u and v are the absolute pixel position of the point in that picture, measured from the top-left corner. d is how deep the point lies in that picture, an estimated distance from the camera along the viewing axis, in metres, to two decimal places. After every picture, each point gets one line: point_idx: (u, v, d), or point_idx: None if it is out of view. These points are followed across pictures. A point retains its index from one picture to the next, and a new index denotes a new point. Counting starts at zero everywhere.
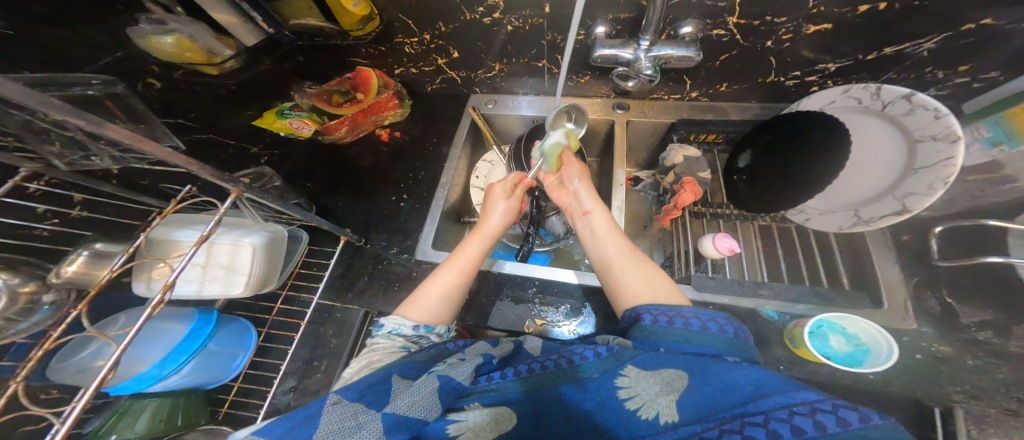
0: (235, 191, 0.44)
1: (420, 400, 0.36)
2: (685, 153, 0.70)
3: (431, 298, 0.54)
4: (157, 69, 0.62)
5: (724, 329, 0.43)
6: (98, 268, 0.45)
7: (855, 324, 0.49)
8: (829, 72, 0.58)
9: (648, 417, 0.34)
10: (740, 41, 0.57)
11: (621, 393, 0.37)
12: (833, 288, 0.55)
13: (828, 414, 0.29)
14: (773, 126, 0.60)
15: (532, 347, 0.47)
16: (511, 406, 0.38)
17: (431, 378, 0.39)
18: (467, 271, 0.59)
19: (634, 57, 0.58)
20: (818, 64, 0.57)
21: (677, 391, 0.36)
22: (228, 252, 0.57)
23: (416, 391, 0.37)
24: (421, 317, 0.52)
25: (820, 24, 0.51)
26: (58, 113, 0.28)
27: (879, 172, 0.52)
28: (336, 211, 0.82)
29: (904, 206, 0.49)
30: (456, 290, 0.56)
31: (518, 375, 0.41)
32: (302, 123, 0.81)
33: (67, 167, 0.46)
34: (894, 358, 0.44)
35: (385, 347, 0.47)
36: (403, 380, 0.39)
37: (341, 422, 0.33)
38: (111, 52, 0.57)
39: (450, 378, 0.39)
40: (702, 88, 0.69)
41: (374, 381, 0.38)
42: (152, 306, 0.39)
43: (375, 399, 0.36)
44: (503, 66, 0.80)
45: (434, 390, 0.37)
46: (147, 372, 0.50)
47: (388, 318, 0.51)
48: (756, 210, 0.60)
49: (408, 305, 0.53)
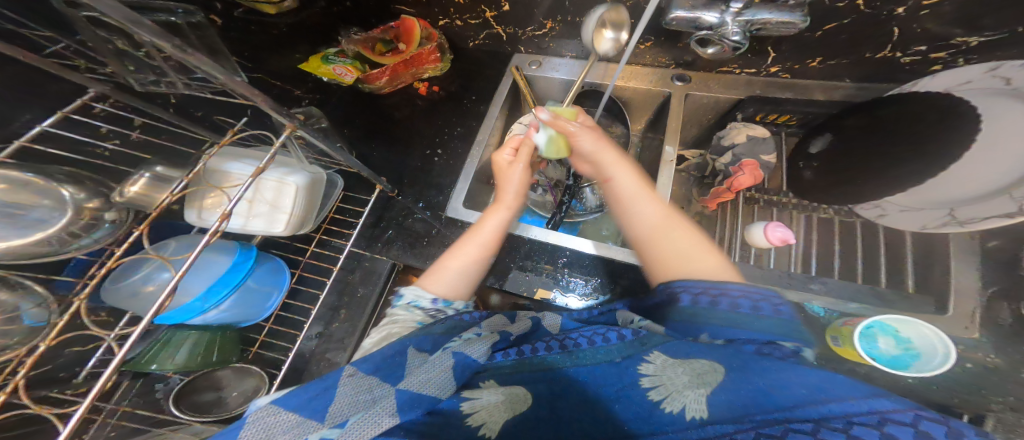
0: (290, 126, 0.43)
1: (433, 377, 0.34)
2: (749, 132, 0.64)
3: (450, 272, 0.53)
4: (220, 6, 0.63)
5: (777, 310, 0.40)
6: (157, 192, 0.45)
7: (911, 327, 0.45)
8: (968, 49, 0.48)
9: (673, 410, 0.29)
10: (861, 8, 0.50)
11: (643, 381, 0.33)
12: (892, 289, 0.52)
13: (903, 427, 0.23)
14: (868, 110, 0.55)
15: (550, 324, 0.48)
16: (524, 385, 0.36)
17: (444, 355, 0.37)
18: (487, 245, 0.58)
19: (718, 21, 0.53)
20: (952, 39, 0.48)
21: (709, 385, 0.31)
22: (273, 189, 0.57)
23: (429, 368, 0.34)
24: (438, 289, 0.51)
25: None
26: (145, 34, 0.26)
27: (1000, 163, 0.43)
28: (371, 161, 0.81)
29: (1018, 210, 0.42)
30: (477, 263, 0.56)
31: (534, 353, 0.40)
32: (346, 69, 0.80)
33: (138, 89, 0.51)
34: (949, 366, 0.41)
35: (405, 321, 0.46)
36: (419, 354, 0.37)
37: (356, 396, 0.31)
38: None
39: (463, 355, 0.37)
40: (786, 61, 0.64)
41: (391, 354, 0.37)
42: (211, 234, 0.38)
43: (389, 374, 0.34)
44: (556, 24, 0.74)
45: (448, 367, 0.35)
46: (191, 304, 0.51)
47: (407, 289, 0.51)
48: (831, 201, 0.56)
49: (427, 278, 0.53)
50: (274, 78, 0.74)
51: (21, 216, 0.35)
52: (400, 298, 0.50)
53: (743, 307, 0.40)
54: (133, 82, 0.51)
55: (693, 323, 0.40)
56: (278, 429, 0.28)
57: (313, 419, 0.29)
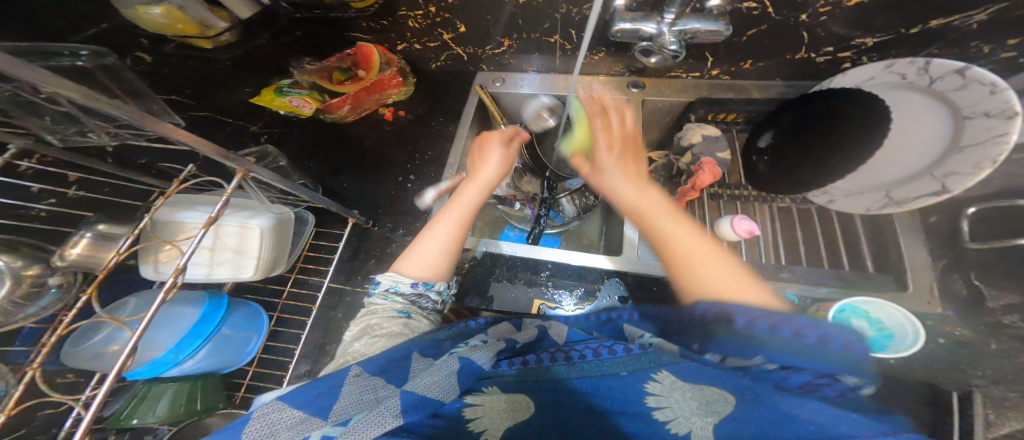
0: (241, 170, 0.42)
1: (437, 381, 0.33)
2: (703, 132, 0.68)
3: (427, 249, 0.52)
4: (146, 42, 0.62)
5: (826, 339, 0.34)
6: (103, 251, 0.45)
7: (880, 309, 0.47)
8: (866, 48, 0.56)
9: (676, 431, 0.27)
10: (772, 15, 0.55)
11: (648, 401, 0.31)
12: (854, 270, 0.55)
13: None
14: (801, 104, 0.59)
15: (556, 334, 0.46)
16: (528, 394, 0.35)
17: (450, 359, 0.36)
18: (463, 222, 0.55)
19: (657, 31, 0.56)
20: (853, 40, 0.55)
21: (718, 414, 0.29)
22: (235, 234, 0.55)
23: (436, 371, 0.34)
24: (413, 269, 0.50)
25: None
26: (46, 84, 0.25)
27: (919, 149, 0.49)
28: (342, 192, 0.80)
29: (942, 187, 0.47)
30: (450, 240, 0.53)
31: (540, 364, 0.39)
32: (303, 101, 0.79)
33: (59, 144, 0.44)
34: (920, 345, 0.44)
35: (382, 310, 0.48)
36: (422, 359, 0.37)
37: (359, 395, 0.30)
38: (95, 23, 0.57)
39: (469, 361, 0.36)
40: (724, 65, 0.68)
41: (395, 357, 0.37)
42: (167, 290, 0.37)
43: (394, 375, 0.34)
44: (513, 41, 0.75)
45: (452, 372, 0.34)
46: (164, 357, 0.49)
47: (384, 275, 0.50)
48: (778, 190, 0.60)
49: (405, 261, 0.52)
50: (222, 115, 0.73)
51: None
52: (375, 286, 0.50)
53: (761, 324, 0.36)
54: (50, 136, 0.43)
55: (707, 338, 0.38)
56: (282, 426, 0.27)
57: (317, 416, 0.28)
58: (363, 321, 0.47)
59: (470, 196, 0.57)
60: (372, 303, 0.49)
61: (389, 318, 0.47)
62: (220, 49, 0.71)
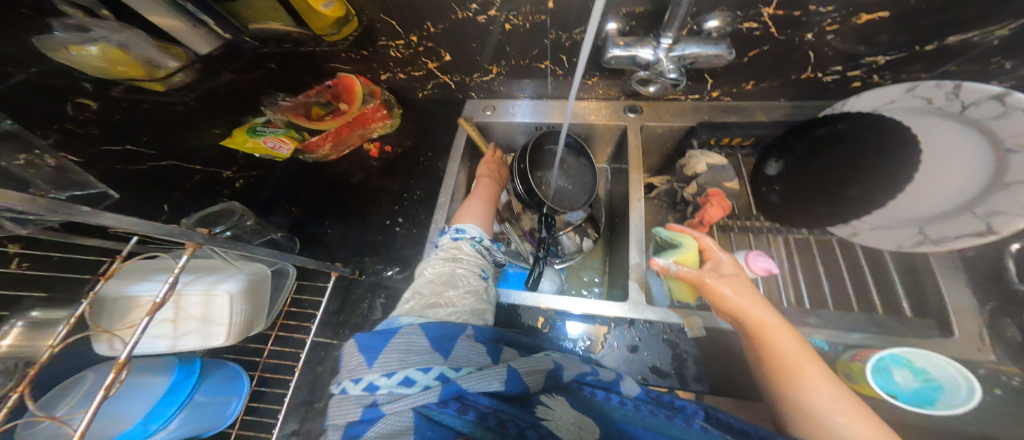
0: (193, 244, 0.37)
1: (535, 366, 0.38)
2: (708, 160, 0.63)
3: (482, 207, 0.69)
4: (90, 86, 0.55)
5: None
6: (39, 339, 0.40)
7: (924, 358, 0.41)
8: (877, 66, 0.54)
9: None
10: (775, 35, 0.52)
11: None
12: (889, 313, 0.50)
13: None
14: (806, 131, 0.56)
15: (627, 390, 0.40)
16: (592, 419, 0.37)
17: (546, 357, 0.40)
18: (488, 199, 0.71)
19: (654, 58, 0.53)
20: (863, 58, 0.53)
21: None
22: (200, 303, 0.49)
23: (532, 363, 0.38)
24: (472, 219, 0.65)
25: (874, 13, 0.46)
26: None
27: (952, 183, 0.45)
28: (326, 238, 0.74)
29: (986, 227, 0.42)
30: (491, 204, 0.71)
31: (608, 398, 0.39)
32: (278, 141, 0.74)
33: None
34: (977, 401, 0.38)
35: (469, 260, 0.56)
36: (511, 352, 0.42)
37: (472, 354, 0.38)
38: (22, 68, 0.49)
39: (560, 367, 0.40)
40: (724, 86, 0.65)
41: (491, 335, 0.43)
42: (107, 386, 0.31)
43: (493, 352, 0.40)
44: (502, 68, 0.71)
45: (546, 369, 0.38)
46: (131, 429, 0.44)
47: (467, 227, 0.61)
48: (800, 223, 0.55)
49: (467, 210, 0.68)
50: (190, 162, 0.67)
51: None
52: (462, 234, 0.60)
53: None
54: None
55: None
56: (411, 351, 0.37)
57: (440, 354, 0.37)
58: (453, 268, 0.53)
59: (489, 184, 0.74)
60: (459, 245, 0.58)
61: (474, 274, 0.53)
62: (176, 92, 0.64)
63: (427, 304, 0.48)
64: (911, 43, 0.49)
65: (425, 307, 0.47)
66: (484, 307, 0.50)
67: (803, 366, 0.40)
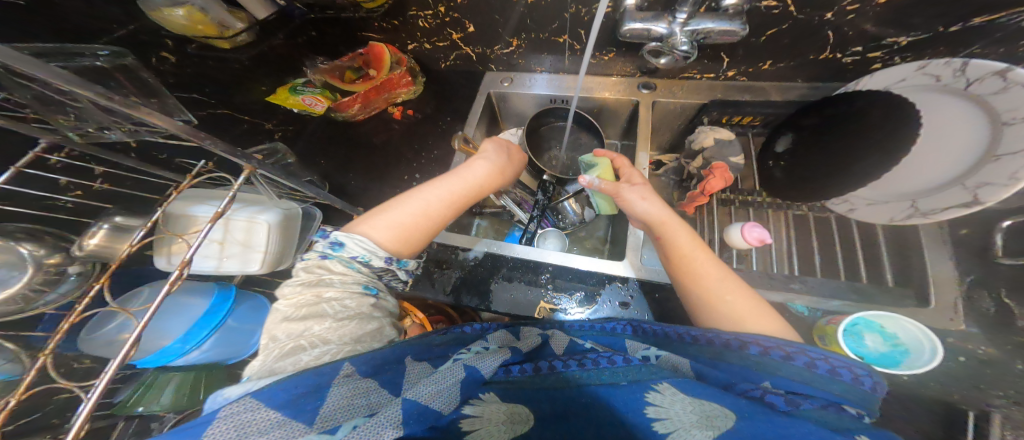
0: (249, 167, 0.43)
1: (443, 389, 0.30)
2: (716, 135, 0.65)
3: (395, 223, 0.48)
4: (170, 43, 0.65)
5: (860, 381, 0.33)
6: (119, 242, 0.47)
7: (895, 323, 0.45)
8: (898, 48, 0.53)
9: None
10: (793, 14, 0.53)
11: (649, 412, 0.30)
12: (873, 285, 0.52)
13: None
14: (818, 109, 0.57)
15: (557, 346, 0.41)
16: (526, 406, 0.32)
17: (456, 367, 0.33)
18: (452, 205, 0.54)
19: (668, 31, 0.55)
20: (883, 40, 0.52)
21: (718, 429, 0.26)
22: (243, 228, 0.56)
23: (440, 378, 0.31)
24: (373, 234, 0.46)
25: None
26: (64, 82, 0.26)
27: (946, 156, 0.46)
28: (349, 190, 0.80)
29: (974, 198, 0.44)
30: (425, 216, 0.51)
31: (554, 370, 0.36)
32: (316, 99, 0.80)
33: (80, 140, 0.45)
34: (937, 361, 0.42)
35: (343, 280, 0.40)
36: (418, 363, 0.35)
37: (352, 398, 0.28)
38: (123, 25, 0.60)
39: (475, 369, 0.33)
40: (740, 66, 0.65)
41: (390, 360, 0.34)
42: (171, 282, 0.37)
43: (390, 379, 0.31)
44: (522, 41, 0.74)
45: (458, 381, 0.31)
46: (170, 346, 0.50)
47: (351, 239, 0.43)
48: (794, 199, 0.57)
49: (369, 223, 0.47)
50: (241, 113, 0.74)
51: None
52: (336, 249, 0.42)
53: (771, 352, 0.35)
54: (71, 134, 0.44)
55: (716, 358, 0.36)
56: (253, 431, 0.24)
57: (298, 421, 0.25)
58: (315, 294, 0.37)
59: (451, 184, 0.56)
60: (324, 264, 0.41)
61: (355, 295, 0.39)
62: (237, 49, 0.74)
63: (283, 351, 0.33)
64: (937, 24, 0.48)
65: (276, 360, 0.32)
66: (376, 323, 0.39)
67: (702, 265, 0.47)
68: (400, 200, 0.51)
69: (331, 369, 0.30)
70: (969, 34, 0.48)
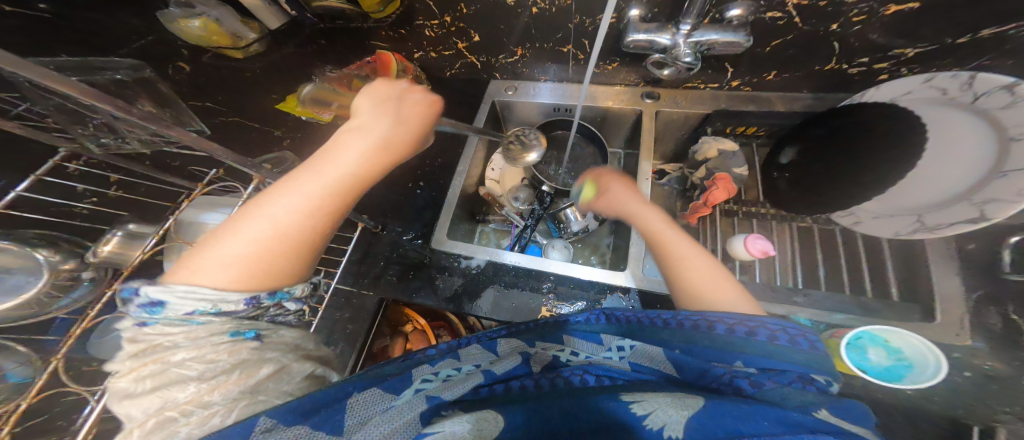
0: (258, 176, 0.44)
1: (395, 426, 0.29)
2: (719, 146, 0.65)
3: (240, 255, 0.33)
4: (186, 52, 0.71)
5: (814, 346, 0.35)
6: (130, 249, 0.48)
7: (900, 337, 0.45)
8: (905, 59, 0.53)
9: (655, 429, 0.27)
10: (799, 25, 0.52)
11: (625, 402, 0.31)
12: (878, 299, 0.52)
13: None
14: (825, 119, 0.56)
15: (539, 358, 0.41)
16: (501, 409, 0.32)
17: (417, 400, 0.32)
18: (328, 211, 0.37)
19: (671, 43, 0.55)
20: (890, 50, 0.52)
21: (692, 411, 0.28)
22: None
23: (397, 414, 0.30)
24: (207, 281, 0.31)
25: (901, 4, 0.46)
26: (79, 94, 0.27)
27: (954, 171, 0.46)
28: None
29: (981, 214, 0.44)
30: (281, 244, 0.34)
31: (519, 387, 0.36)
32: (322, 107, 0.75)
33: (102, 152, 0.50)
34: (942, 377, 0.41)
35: (193, 336, 0.30)
36: (370, 395, 0.33)
37: None
38: (143, 35, 0.67)
39: (439, 398, 0.33)
40: (745, 76, 0.65)
41: (324, 403, 0.31)
42: None
43: (326, 420, 0.29)
44: (526, 50, 0.75)
45: (417, 413, 0.31)
46: None
47: (167, 292, 0.29)
48: (800, 210, 0.57)
49: (204, 259, 0.32)
50: (251, 121, 0.74)
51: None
52: (153, 313, 0.29)
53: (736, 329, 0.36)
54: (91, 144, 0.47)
55: (715, 349, 0.36)
56: None
57: None
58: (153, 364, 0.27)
59: (318, 183, 0.37)
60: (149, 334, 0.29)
61: (221, 347, 0.30)
62: (248, 58, 0.76)
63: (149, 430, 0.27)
64: (945, 35, 0.47)
65: None
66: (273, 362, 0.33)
67: (711, 293, 0.43)
68: (247, 221, 0.34)
69: (244, 426, 0.26)
70: (979, 44, 0.47)
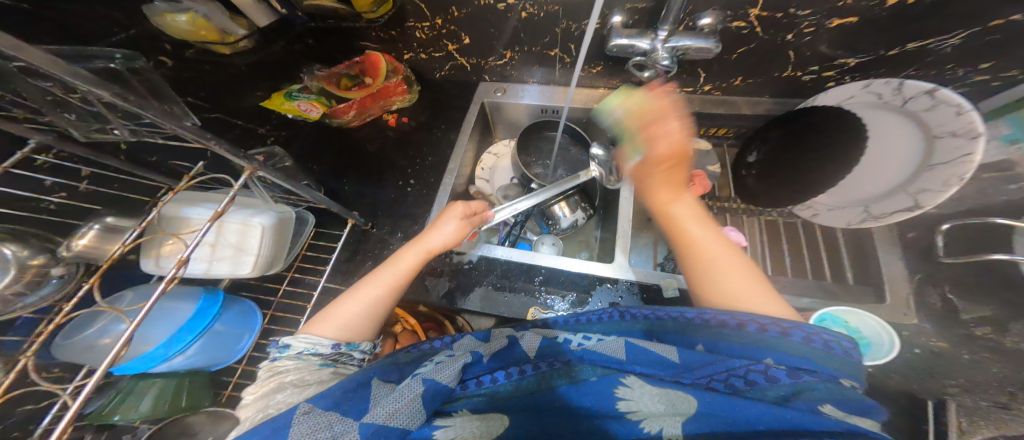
0: (250, 169, 0.44)
1: (402, 408, 0.32)
2: (695, 146, 0.71)
3: (346, 316, 0.47)
4: (169, 47, 0.64)
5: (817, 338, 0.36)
6: (107, 244, 0.46)
7: (858, 318, 0.50)
8: (848, 68, 0.59)
9: (649, 430, 0.29)
10: (760, 34, 0.58)
11: (620, 404, 0.32)
12: (837, 283, 0.58)
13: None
14: (785, 122, 0.60)
15: (529, 347, 0.41)
16: (503, 415, 0.34)
17: (413, 382, 0.35)
18: (395, 287, 0.52)
19: (651, 48, 0.59)
20: (836, 60, 0.58)
21: (684, 415, 0.30)
22: (237, 231, 0.57)
23: (397, 396, 0.33)
24: (330, 332, 0.45)
25: (843, 18, 0.52)
26: (82, 83, 0.28)
27: (893, 166, 0.53)
28: (343, 194, 0.81)
29: (916, 203, 0.50)
30: (376, 306, 0.50)
31: (509, 379, 0.38)
32: (311, 105, 0.80)
33: (83, 139, 0.49)
34: (895, 352, 0.47)
35: (301, 368, 0.41)
36: (384, 384, 0.36)
37: (314, 433, 0.30)
38: (124, 29, 0.59)
39: (434, 382, 0.35)
40: (716, 81, 0.70)
41: (352, 388, 0.35)
42: (167, 281, 0.37)
43: (354, 406, 0.33)
44: (515, 53, 0.77)
45: (415, 396, 0.33)
46: (153, 352, 0.47)
47: (296, 337, 0.43)
48: (769, 203, 0.62)
49: (320, 320, 0.47)
50: (234, 117, 0.75)
51: None
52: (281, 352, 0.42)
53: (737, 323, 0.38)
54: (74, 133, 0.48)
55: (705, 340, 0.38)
56: None
57: None
58: (274, 382, 0.38)
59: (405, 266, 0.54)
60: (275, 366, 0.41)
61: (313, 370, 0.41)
62: (236, 55, 0.74)
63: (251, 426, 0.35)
64: (881, 47, 0.54)
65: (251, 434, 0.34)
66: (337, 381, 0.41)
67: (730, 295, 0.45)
68: (358, 289, 0.51)
69: (281, 417, 0.31)
70: (910, 56, 0.54)
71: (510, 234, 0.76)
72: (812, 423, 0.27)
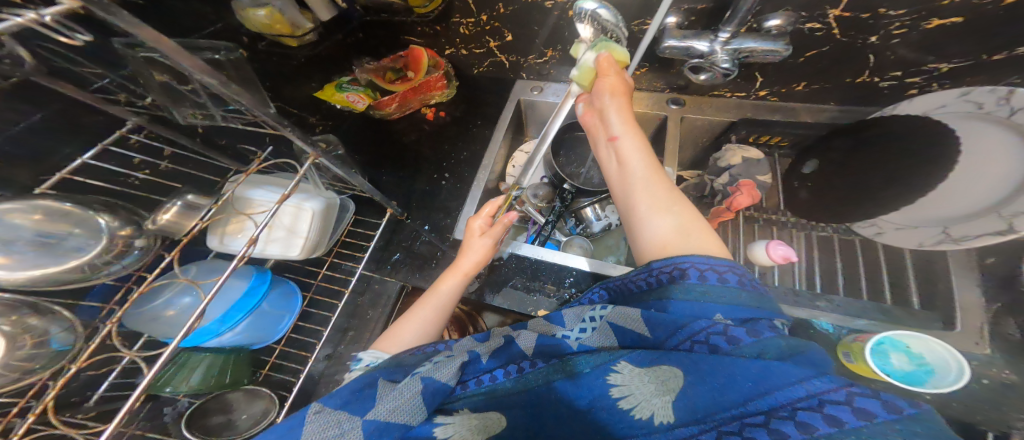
0: (313, 155, 0.46)
1: (400, 405, 0.33)
2: (744, 154, 0.67)
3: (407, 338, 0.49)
4: (246, 40, 0.71)
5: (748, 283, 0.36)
6: (187, 219, 0.45)
7: (921, 344, 0.47)
8: (940, 73, 0.54)
9: (642, 417, 0.29)
10: (837, 36, 0.55)
11: (613, 392, 0.32)
12: (899, 306, 0.55)
13: (841, 406, 0.23)
14: (853, 131, 0.59)
15: (526, 345, 0.39)
16: (503, 412, 0.34)
17: (413, 381, 0.35)
18: (445, 311, 0.53)
19: (709, 49, 0.56)
20: (925, 65, 0.54)
21: (674, 392, 0.29)
22: (291, 214, 0.60)
23: (398, 395, 0.33)
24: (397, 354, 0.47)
25: (946, 19, 0.47)
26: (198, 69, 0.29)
27: (984, 185, 0.48)
28: (381, 184, 0.83)
29: (1009, 227, 0.46)
30: (433, 327, 0.51)
31: (522, 371, 0.36)
32: (358, 96, 0.83)
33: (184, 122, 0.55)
34: (963, 382, 0.43)
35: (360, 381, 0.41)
36: (389, 383, 0.36)
37: (324, 432, 0.30)
38: (212, 22, 0.64)
39: (433, 380, 0.35)
40: (773, 86, 0.68)
41: (360, 387, 0.35)
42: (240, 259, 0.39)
43: (360, 404, 0.33)
44: (556, 51, 0.77)
45: (416, 394, 0.33)
46: (206, 327, 0.49)
47: (367, 351, 0.45)
48: (825, 219, 0.60)
49: (385, 340, 0.49)
50: (291, 106, 0.78)
51: (59, 245, 0.36)
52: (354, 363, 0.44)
53: (705, 275, 0.36)
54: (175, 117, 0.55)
55: (663, 298, 0.36)
56: None
57: None
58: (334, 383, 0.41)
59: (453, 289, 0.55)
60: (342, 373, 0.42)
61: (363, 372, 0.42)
62: (302, 46, 0.79)
63: None
64: (980, 51, 0.49)
65: None
66: None
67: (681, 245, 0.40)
68: (413, 311, 0.53)
69: (297, 417, 0.31)
70: (1012, 61, 0.49)
71: (539, 234, 0.74)
72: (795, 384, 0.25)
